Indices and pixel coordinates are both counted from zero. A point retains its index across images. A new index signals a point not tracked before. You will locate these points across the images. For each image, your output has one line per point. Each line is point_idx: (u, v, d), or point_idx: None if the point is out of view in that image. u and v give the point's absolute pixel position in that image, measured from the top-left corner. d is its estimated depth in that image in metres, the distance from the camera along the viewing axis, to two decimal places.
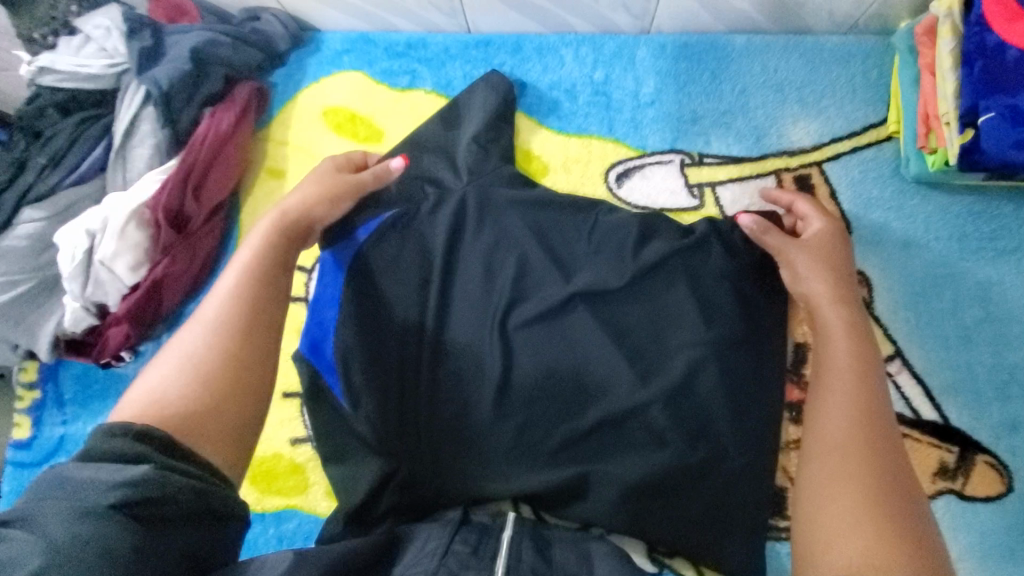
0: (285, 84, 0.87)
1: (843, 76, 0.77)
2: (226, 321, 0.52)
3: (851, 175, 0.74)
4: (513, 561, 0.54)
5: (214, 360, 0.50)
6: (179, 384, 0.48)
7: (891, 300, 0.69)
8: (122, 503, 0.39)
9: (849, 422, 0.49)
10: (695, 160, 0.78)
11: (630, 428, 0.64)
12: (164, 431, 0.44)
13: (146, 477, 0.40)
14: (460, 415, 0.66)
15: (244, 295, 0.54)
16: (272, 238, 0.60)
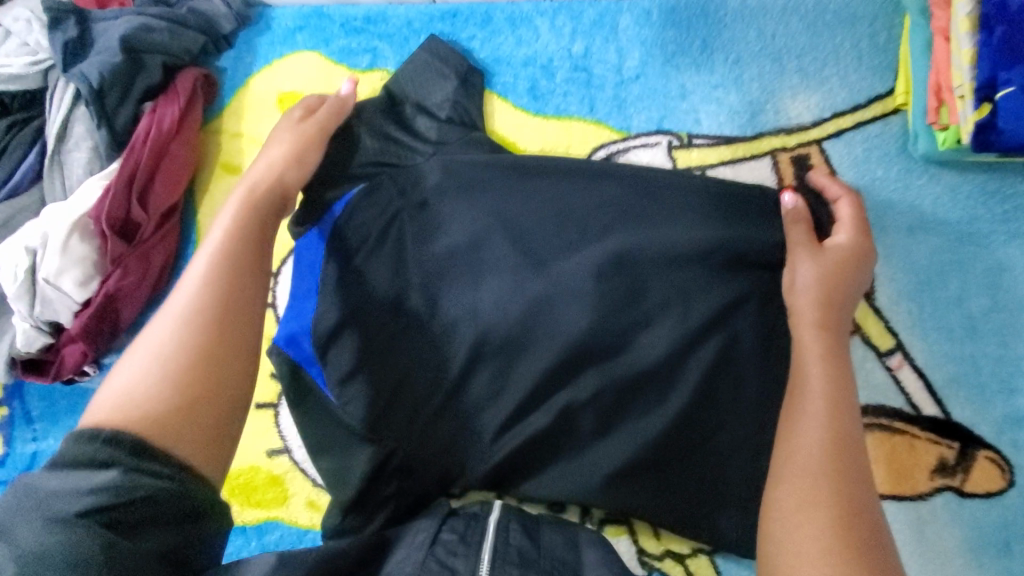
0: (234, 69, 0.79)
1: (847, 42, 0.71)
2: (198, 309, 0.50)
3: (854, 154, 0.70)
4: (501, 545, 0.55)
5: (183, 357, 0.48)
6: (150, 390, 0.46)
7: (894, 291, 0.69)
8: (91, 510, 0.40)
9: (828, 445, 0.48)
10: (684, 142, 0.73)
11: (623, 409, 0.66)
12: (132, 433, 0.44)
13: (112, 484, 0.41)
14: (463, 406, 0.67)
15: (219, 284, 0.52)
16: (241, 220, 0.57)
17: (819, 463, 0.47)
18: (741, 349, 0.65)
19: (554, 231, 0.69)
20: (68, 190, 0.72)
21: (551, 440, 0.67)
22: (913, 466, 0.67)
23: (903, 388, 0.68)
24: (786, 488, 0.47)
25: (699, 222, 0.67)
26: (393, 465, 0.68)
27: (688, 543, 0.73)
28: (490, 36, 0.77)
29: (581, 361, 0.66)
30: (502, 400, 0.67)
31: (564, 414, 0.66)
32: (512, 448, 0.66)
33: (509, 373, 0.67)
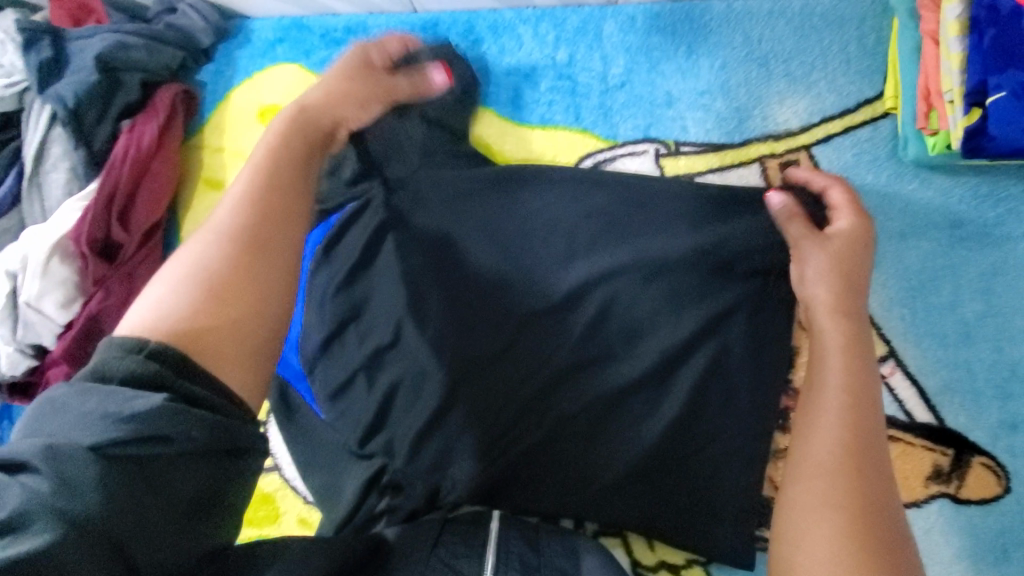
0: (214, 83, 0.80)
1: (835, 45, 0.70)
2: (243, 226, 0.46)
3: (843, 159, 0.69)
4: (502, 551, 0.55)
5: (225, 272, 0.43)
6: (185, 304, 0.41)
7: (886, 297, 0.68)
8: (128, 442, 0.35)
9: (842, 447, 0.46)
10: (671, 150, 0.72)
11: (636, 394, 0.65)
12: (176, 347, 0.39)
13: (154, 413, 0.36)
14: (476, 395, 0.65)
15: (262, 204, 0.47)
16: (278, 145, 0.52)
17: (829, 468, 0.45)
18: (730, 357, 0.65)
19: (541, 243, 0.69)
20: (46, 213, 0.73)
21: (541, 458, 0.66)
22: (907, 473, 0.67)
23: (897, 395, 0.68)
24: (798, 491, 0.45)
25: (688, 232, 0.66)
26: (385, 479, 0.65)
27: (682, 554, 0.72)
28: (473, 45, 0.77)
29: (570, 373, 0.66)
30: (485, 414, 0.65)
31: (556, 426, 0.65)
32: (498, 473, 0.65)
33: (522, 365, 0.66)
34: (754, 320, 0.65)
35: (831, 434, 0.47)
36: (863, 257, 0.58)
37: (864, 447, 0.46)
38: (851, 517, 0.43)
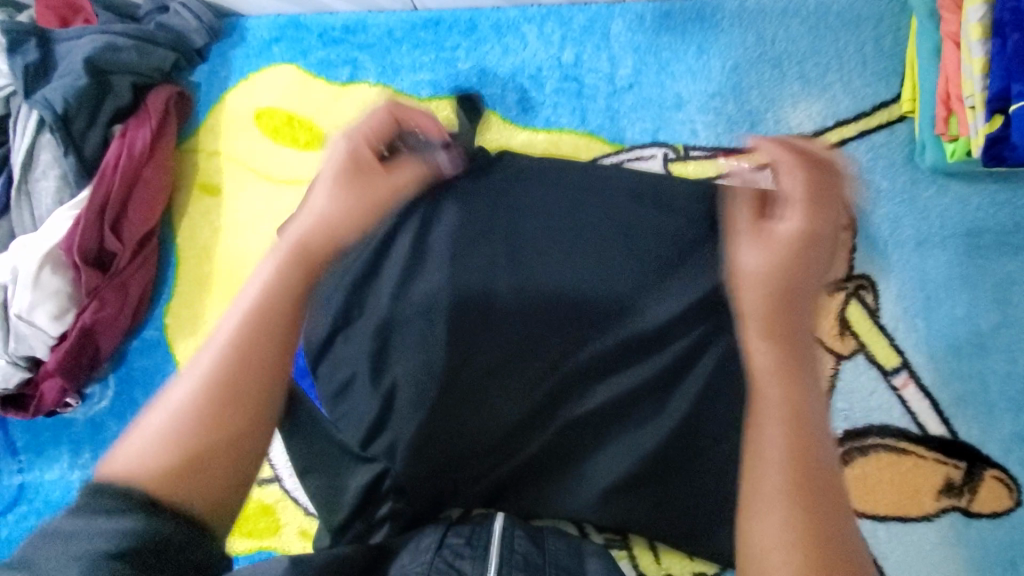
0: (209, 84, 0.78)
1: (851, 45, 0.67)
2: (224, 356, 0.37)
3: (858, 165, 0.67)
4: (506, 551, 0.53)
5: (201, 413, 0.35)
6: (158, 450, 0.35)
7: (899, 307, 0.67)
8: (105, 555, 0.31)
9: (776, 440, 0.38)
10: (680, 155, 0.70)
11: (632, 412, 0.64)
12: (137, 495, 0.33)
13: (133, 531, 0.32)
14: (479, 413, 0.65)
15: (257, 332, 0.38)
16: (290, 257, 0.41)
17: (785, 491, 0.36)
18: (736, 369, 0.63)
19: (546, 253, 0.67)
20: (37, 221, 0.72)
21: (538, 466, 0.67)
22: (917, 486, 0.65)
23: (909, 408, 0.66)
24: (746, 520, 0.37)
25: (695, 239, 0.65)
26: (387, 484, 0.64)
27: (688, 567, 0.72)
28: (478, 45, 0.74)
29: (579, 382, 0.65)
30: (481, 424, 0.65)
31: (566, 431, 0.65)
32: (504, 471, 0.66)
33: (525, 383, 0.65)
34: None
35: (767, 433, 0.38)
36: (816, 259, 0.47)
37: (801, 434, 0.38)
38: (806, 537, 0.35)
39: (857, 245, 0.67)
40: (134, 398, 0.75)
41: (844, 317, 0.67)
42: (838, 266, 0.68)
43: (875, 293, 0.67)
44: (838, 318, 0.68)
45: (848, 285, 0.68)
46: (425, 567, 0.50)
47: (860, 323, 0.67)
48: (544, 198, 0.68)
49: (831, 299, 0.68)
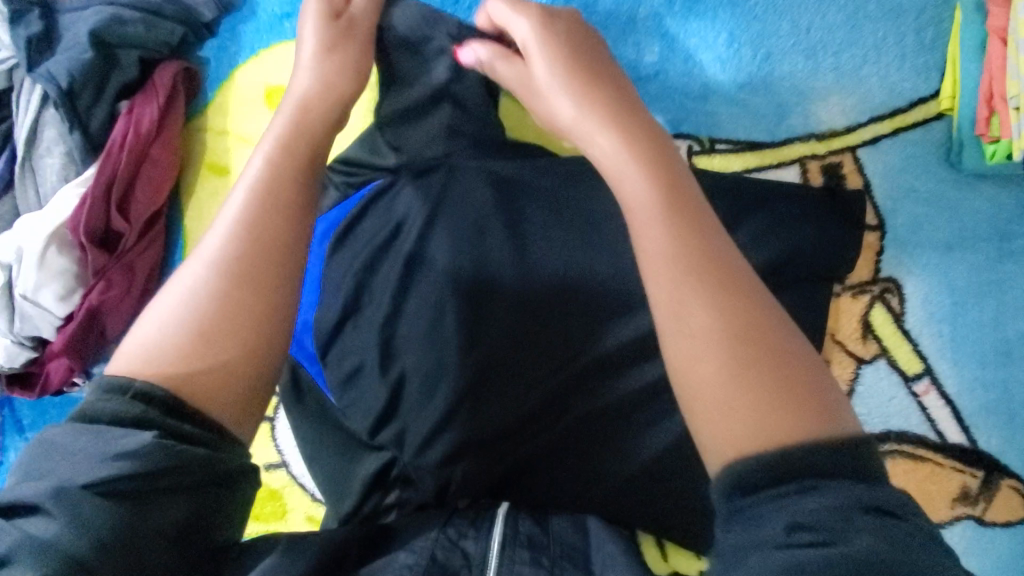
0: (217, 59, 0.75)
1: (891, 36, 0.64)
2: (233, 256, 0.43)
3: (890, 163, 0.64)
4: (511, 529, 0.53)
5: (219, 307, 0.41)
6: (170, 348, 0.40)
7: (925, 313, 0.65)
8: (123, 476, 0.36)
9: (680, 284, 0.39)
10: (705, 147, 0.68)
11: (645, 407, 0.66)
12: (164, 387, 0.39)
13: (147, 450, 0.36)
14: (497, 409, 0.65)
15: (252, 240, 0.43)
16: (284, 151, 0.48)
17: (704, 323, 0.38)
18: None
19: (565, 246, 0.68)
20: (42, 199, 0.71)
21: (545, 460, 0.66)
22: (933, 493, 0.64)
23: (928, 415, 0.65)
24: (678, 355, 0.39)
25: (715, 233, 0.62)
26: (394, 473, 0.66)
27: (694, 565, 0.71)
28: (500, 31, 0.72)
29: (589, 378, 0.66)
30: (487, 416, 0.65)
31: (573, 425, 0.66)
32: (509, 462, 0.65)
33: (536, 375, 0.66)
34: None
35: (670, 258, 0.40)
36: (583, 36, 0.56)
37: (699, 246, 0.41)
38: (725, 336, 0.38)
39: (885, 247, 0.65)
40: None
41: (866, 321, 0.66)
42: (864, 268, 0.65)
43: (901, 297, 0.65)
44: (860, 321, 0.66)
45: (873, 288, 0.65)
46: (430, 542, 0.51)
47: (883, 327, 0.65)
48: (559, 202, 0.68)
49: (854, 302, 0.66)
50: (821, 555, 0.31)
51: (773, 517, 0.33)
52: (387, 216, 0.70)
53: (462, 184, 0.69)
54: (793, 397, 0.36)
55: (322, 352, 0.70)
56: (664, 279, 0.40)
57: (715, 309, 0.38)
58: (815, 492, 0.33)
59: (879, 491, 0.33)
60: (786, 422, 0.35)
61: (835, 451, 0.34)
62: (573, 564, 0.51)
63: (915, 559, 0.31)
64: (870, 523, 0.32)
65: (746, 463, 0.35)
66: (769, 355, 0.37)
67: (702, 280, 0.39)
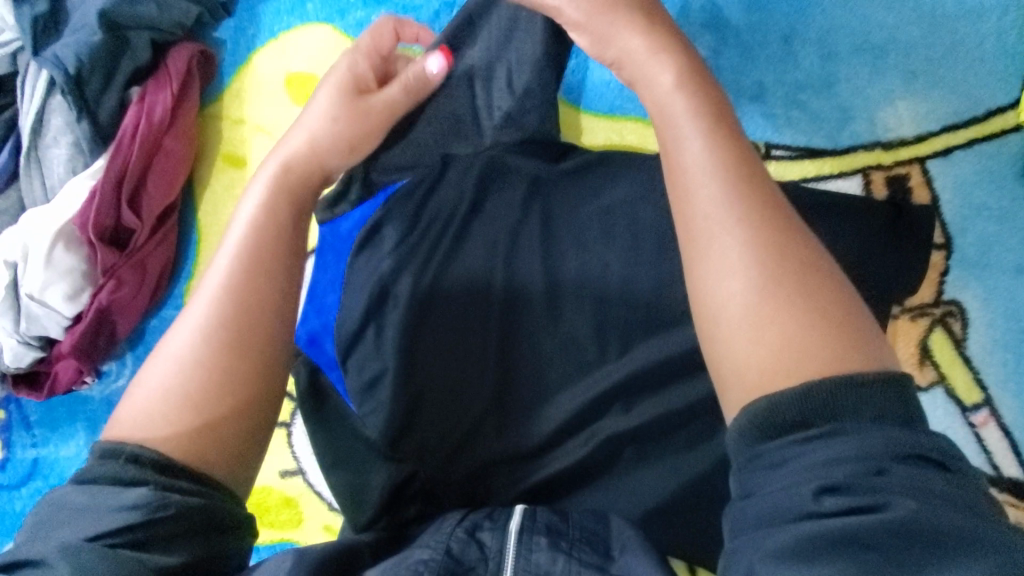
0: (235, 42, 0.72)
1: (969, 38, 0.59)
2: (219, 316, 0.42)
3: (962, 177, 0.60)
4: (527, 521, 0.50)
5: (198, 379, 0.40)
6: (163, 407, 0.39)
7: (988, 339, 0.60)
8: (122, 530, 0.35)
9: (722, 204, 0.37)
10: (760, 153, 0.63)
11: (685, 430, 0.59)
12: (153, 450, 0.38)
13: (144, 501, 0.35)
14: (525, 425, 0.62)
15: (234, 291, 0.43)
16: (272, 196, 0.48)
17: (738, 241, 0.36)
18: None
19: (606, 251, 0.63)
20: (48, 192, 0.70)
21: (572, 481, 0.60)
22: None
23: (985, 447, 0.60)
24: (702, 282, 0.37)
25: None
26: (415, 487, 0.62)
27: None
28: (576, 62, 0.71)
29: (623, 395, 0.60)
30: (517, 432, 0.62)
31: (603, 447, 0.60)
32: (533, 482, 0.61)
33: (566, 388, 0.62)
34: None
35: (711, 192, 0.38)
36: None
37: (735, 162, 0.39)
38: (760, 272, 0.35)
39: (950, 266, 0.60)
40: None
41: (925, 346, 0.61)
42: (926, 289, 0.61)
43: (963, 321, 0.60)
44: (918, 346, 0.61)
45: (935, 310, 0.61)
46: (445, 536, 0.49)
47: (942, 353, 0.61)
48: (593, 210, 0.64)
49: (913, 325, 0.62)
50: (852, 519, 0.28)
51: (800, 472, 0.30)
52: (411, 216, 0.66)
53: (496, 192, 0.66)
54: (826, 325, 0.34)
55: (342, 356, 0.65)
56: (702, 214, 0.38)
57: (756, 245, 0.36)
58: (842, 437, 0.30)
59: (918, 434, 0.30)
60: (814, 340, 0.33)
61: (863, 385, 0.32)
62: (591, 549, 0.48)
63: (956, 511, 0.28)
64: (905, 472, 0.29)
65: (767, 408, 0.32)
66: (807, 285, 0.35)
67: (742, 222, 0.37)
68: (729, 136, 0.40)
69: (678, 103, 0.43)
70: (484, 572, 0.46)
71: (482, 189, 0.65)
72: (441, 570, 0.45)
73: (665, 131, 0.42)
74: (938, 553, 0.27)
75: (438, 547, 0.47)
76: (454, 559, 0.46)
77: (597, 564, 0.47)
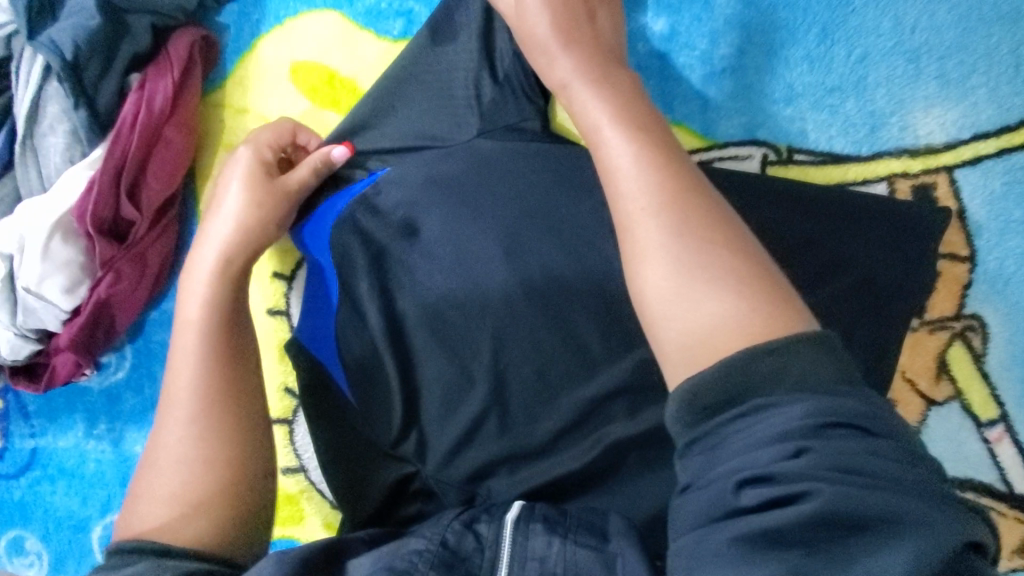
0: (239, 27, 0.70)
1: (1007, 42, 0.56)
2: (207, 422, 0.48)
3: (990, 188, 0.57)
4: (525, 509, 0.50)
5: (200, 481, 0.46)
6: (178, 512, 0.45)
7: (1007, 356, 0.58)
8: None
9: (644, 192, 0.39)
10: (782, 157, 0.61)
11: None
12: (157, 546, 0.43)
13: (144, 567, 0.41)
14: (528, 428, 0.60)
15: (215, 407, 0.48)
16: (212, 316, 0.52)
17: (658, 226, 0.38)
18: None
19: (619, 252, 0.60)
20: (45, 181, 0.68)
21: (577, 483, 0.59)
22: None
23: (998, 464, 0.59)
24: (630, 269, 0.38)
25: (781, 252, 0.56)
26: (416, 486, 0.62)
27: None
28: None
29: (629, 404, 0.58)
30: (518, 433, 0.60)
31: (607, 455, 0.58)
32: (534, 484, 0.59)
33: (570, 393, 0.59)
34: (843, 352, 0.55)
35: (638, 186, 0.40)
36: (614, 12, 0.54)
37: (655, 156, 0.41)
38: (681, 251, 0.37)
39: (973, 280, 0.59)
40: (152, 372, 0.72)
41: (943, 360, 0.60)
42: (946, 302, 0.59)
43: (983, 335, 0.59)
44: (935, 360, 0.60)
45: (955, 324, 0.59)
46: (442, 527, 0.49)
47: (961, 367, 0.60)
48: (601, 199, 0.60)
49: (931, 338, 0.60)
50: (774, 508, 0.29)
51: (725, 460, 0.31)
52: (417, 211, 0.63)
53: None
54: (742, 296, 0.35)
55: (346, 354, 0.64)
56: (628, 206, 0.39)
57: (676, 227, 0.37)
58: (766, 417, 0.31)
59: (844, 405, 0.31)
60: (729, 309, 0.35)
61: (785, 348, 0.33)
62: (589, 532, 0.48)
63: (880, 490, 0.29)
64: (829, 446, 0.30)
65: (693, 381, 0.33)
66: (724, 261, 0.36)
67: (667, 211, 0.38)
68: (649, 134, 0.43)
69: (599, 115, 0.45)
70: (481, 562, 0.46)
71: (487, 175, 0.61)
72: (435, 561, 0.45)
73: (591, 139, 0.44)
74: (851, 534, 0.28)
75: (433, 536, 0.47)
76: (450, 550, 0.46)
77: (594, 546, 0.46)
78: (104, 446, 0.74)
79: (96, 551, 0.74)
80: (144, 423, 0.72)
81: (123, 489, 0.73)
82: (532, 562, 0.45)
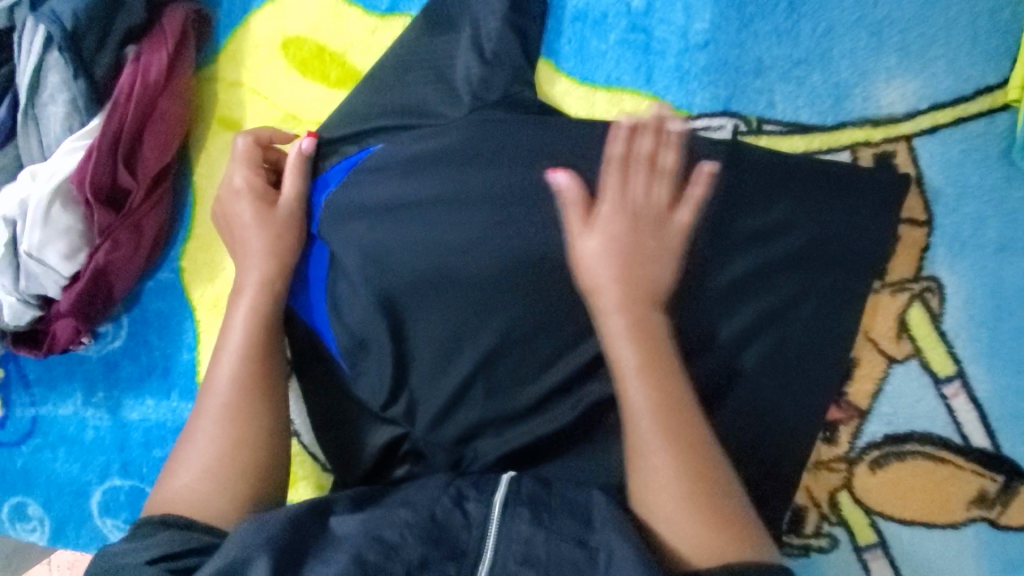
0: (232, 3, 0.73)
1: (960, 17, 0.60)
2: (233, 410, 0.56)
3: (947, 156, 0.61)
4: (511, 492, 0.51)
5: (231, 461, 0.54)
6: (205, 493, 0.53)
7: (963, 316, 0.62)
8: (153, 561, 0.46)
9: (659, 429, 0.51)
10: (752, 128, 0.64)
11: None
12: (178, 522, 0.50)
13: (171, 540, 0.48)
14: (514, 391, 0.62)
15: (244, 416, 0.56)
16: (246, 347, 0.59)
17: (665, 463, 0.50)
18: (764, 360, 0.59)
19: None
20: (45, 149, 0.70)
21: (558, 441, 0.63)
22: (950, 494, 0.62)
23: (955, 419, 0.62)
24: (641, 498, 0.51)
25: (742, 201, 0.59)
26: (405, 447, 0.66)
27: None
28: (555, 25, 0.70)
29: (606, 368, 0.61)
30: (503, 398, 0.62)
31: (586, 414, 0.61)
32: (519, 444, 0.62)
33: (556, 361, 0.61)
34: (801, 308, 0.59)
35: (654, 430, 0.51)
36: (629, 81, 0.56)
37: (666, 387, 0.52)
38: (688, 489, 0.49)
39: (932, 244, 0.62)
40: (149, 340, 0.74)
41: (903, 320, 0.63)
42: (907, 265, 0.63)
43: (940, 296, 0.62)
44: (895, 320, 0.63)
45: (914, 285, 0.63)
46: (432, 501, 0.51)
47: (920, 326, 0.63)
48: None
49: (892, 300, 0.63)
50: None
51: None
52: None
53: None
54: (728, 525, 0.48)
55: None
56: (646, 450, 0.51)
57: (682, 468, 0.50)
58: None
59: None
60: (721, 537, 0.48)
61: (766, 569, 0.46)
62: (572, 517, 0.49)
63: None
64: None
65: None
66: (717, 496, 0.49)
67: (673, 457, 0.50)
68: (661, 357, 0.53)
69: (619, 330, 0.54)
70: (468, 540, 0.48)
71: None
72: (419, 534, 0.47)
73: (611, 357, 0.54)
74: None
75: (422, 511, 0.50)
76: (436, 523, 0.49)
77: (575, 535, 0.48)
78: (102, 414, 0.76)
79: (94, 516, 0.76)
80: (141, 391, 0.75)
81: (121, 455, 0.75)
82: (517, 544, 0.47)
